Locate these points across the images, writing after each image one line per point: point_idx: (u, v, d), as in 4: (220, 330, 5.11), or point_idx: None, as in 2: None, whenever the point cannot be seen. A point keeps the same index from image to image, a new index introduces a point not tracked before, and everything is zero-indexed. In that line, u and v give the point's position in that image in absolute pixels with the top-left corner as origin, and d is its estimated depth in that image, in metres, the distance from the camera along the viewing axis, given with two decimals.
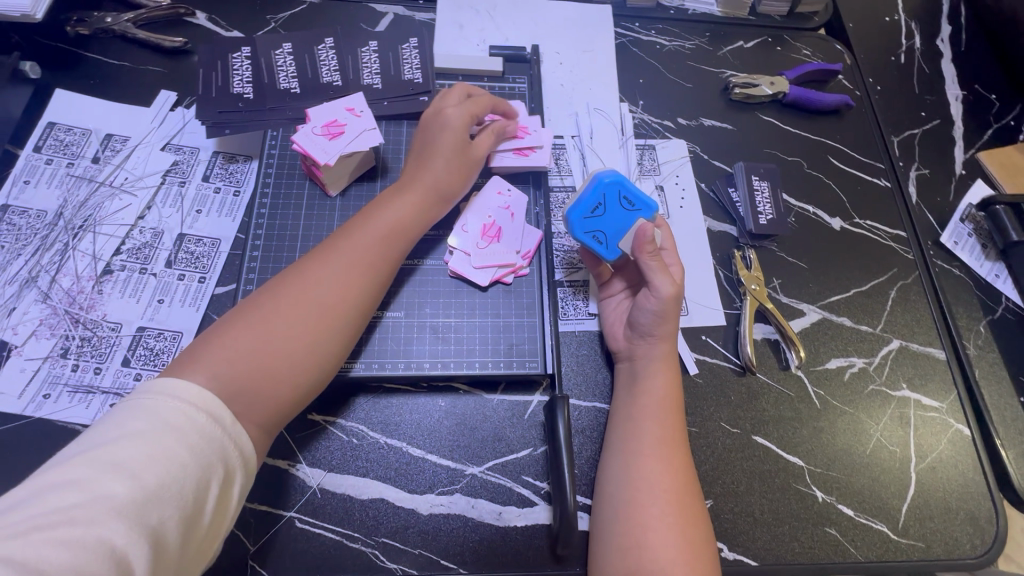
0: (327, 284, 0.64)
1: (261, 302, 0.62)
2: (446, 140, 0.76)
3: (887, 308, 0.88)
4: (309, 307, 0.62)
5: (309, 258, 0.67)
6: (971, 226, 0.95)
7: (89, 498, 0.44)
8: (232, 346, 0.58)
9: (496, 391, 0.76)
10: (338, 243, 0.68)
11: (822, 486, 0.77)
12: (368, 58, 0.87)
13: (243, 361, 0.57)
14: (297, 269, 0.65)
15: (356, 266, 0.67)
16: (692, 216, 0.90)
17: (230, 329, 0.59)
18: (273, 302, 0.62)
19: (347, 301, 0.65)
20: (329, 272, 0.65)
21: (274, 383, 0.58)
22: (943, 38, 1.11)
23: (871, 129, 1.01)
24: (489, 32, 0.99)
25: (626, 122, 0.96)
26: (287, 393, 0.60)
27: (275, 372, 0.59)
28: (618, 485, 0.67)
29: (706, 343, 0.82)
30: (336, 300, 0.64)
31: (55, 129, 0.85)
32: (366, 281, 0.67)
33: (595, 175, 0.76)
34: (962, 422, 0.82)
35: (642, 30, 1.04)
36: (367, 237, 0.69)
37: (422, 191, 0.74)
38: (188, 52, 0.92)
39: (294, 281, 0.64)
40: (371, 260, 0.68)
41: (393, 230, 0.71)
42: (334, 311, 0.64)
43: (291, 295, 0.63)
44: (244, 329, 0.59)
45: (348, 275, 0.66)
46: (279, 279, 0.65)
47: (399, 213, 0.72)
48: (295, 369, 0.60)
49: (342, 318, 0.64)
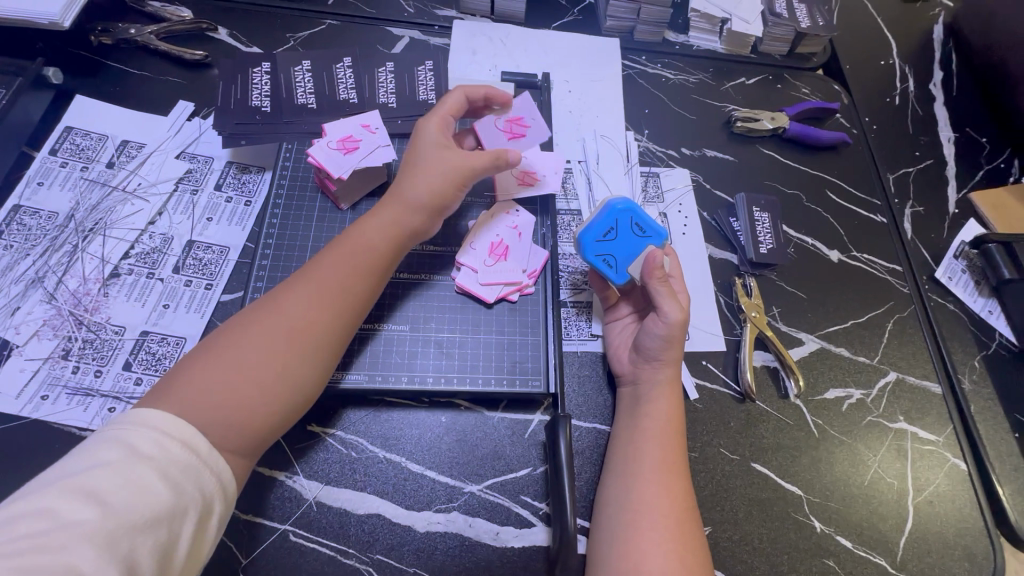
0: (301, 307, 0.64)
1: (233, 330, 0.62)
2: (429, 158, 0.75)
3: (884, 341, 0.89)
4: (282, 331, 0.62)
5: (287, 283, 0.66)
6: (964, 263, 0.97)
7: (59, 525, 0.45)
8: (203, 374, 0.57)
9: (497, 409, 0.76)
10: (314, 267, 0.68)
11: (820, 517, 0.76)
12: (384, 78, 0.90)
13: (215, 389, 0.57)
14: (274, 295, 0.65)
15: (331, 290, 0.66)
16: (694, 243, 0.92)
17: (203, 359, 0.59)
18: (246, 328, 0.62)
19: (321, 322, 0.64)
20: (303, 297, 0.65)
21: (248, 408, 0.58)
22: (936, 83, 1.16)
23: (867, 167, 1.04)
24: (501, 58, 1.02)
25: (632, 150, 0.98)
26: (264, 416, 0.59)
27: (248, 398, 0.58)
28: (616, 508, 0.67)
29: (707, 368, 0.83)
30: (310, 321, 0.63)
31: (72, 134, 0.86)
32: (345, 304, 0.66)
33: (607, 202, 0.78)
34: (958, 456, 0.83)
35: (648, 63, 1.08)
36: (344, 261, 0.68)
37: (396, 204, 0.73)
38: (208, 65, 0.94)
39: (266, 308, 0.64)
40: (350, 282, 0.67)
41: (374, 249, 0.70)
42: (309, 333, 0.63)
43: (263, 320, 0.62)
44: (215, 357, 0.59)
45: (325, 299, 0.65)
46: (255, 305, 0.64)
47: (379, 230, 0.71)
48: (268, 392, 0.59)
49: (317, 338, 0.63)
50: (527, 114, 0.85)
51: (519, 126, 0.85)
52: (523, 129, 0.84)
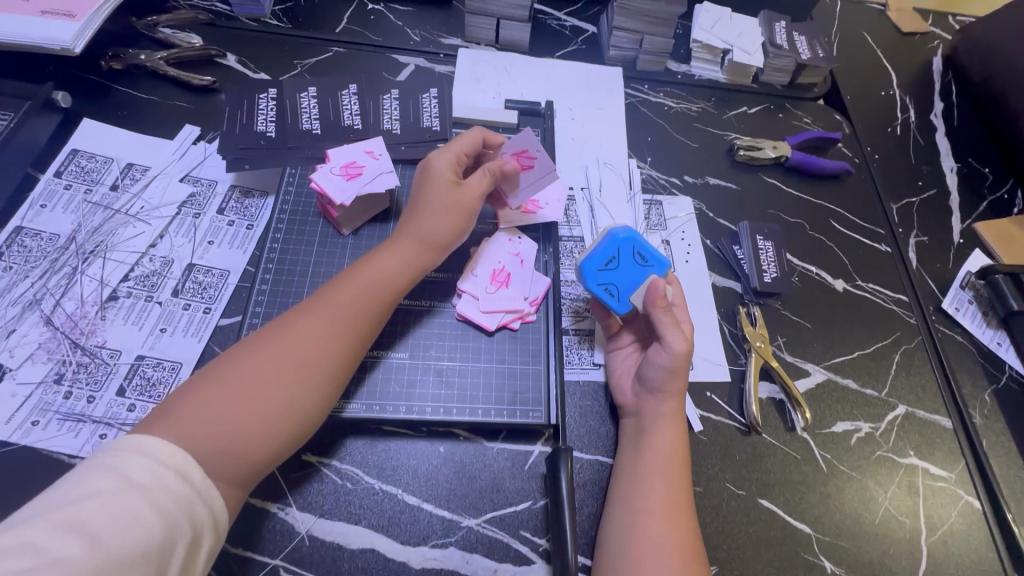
0: (311, 337, 0.63)
1: (240, 355, 0.61)
2: (439, 189, 0.75)
3: (892, 373, 0.88)
4: (290, 360, 0.61)
5: (297, 309, 0.66)
6: (971, 294, 0.96)
7: (44, 562, 0.42)
8: (206, 401, 0.56)
9: (497, 439, 0.75)
10: (327, 295, 0.67)
11: (830, 556, 0.74)
12: (389, 104, 0.91)
13: (217, 417, 0.56)
14: (283, 321, 0.65)
15: (341, 319, 0.65)
16: (698, 270, 0.91)
17: (207, 384, 0.58)
18: (253, 355, 0.61)
19: (330, 354, 0.63)
20: (312, 325, 0.64)
21: (249, 438, 0.57)
22: (937, 114, 1.17)
23: (870, 196, 1.04)
24: (505, 86, 1.04)
25: (634, 177, 0.98)
26: (264, 447, 0.58)
27: (250, 428, 0.57)
28: (620, 546, 0.64)
29: (712, 399, 0.81)
30: (319, 352, 0.63)
31: (78, 157, 0.87)
32: (353, 334, 0.66)
33: (608, 230, 0.77)
34: (972, 494, 0.81)
35: (650, 92, 1.09)
36: (354, 290, 0.68)
37: (411, 240, 0.74)
38: (215, 90, 0.95)
39: (275, 334, 0.63)
40: (359, 311, 0.67)
41: (386, 279, 0.70)
42: (316, 364, 0.62)
43: (272, 347, 0.62)
44: (220, 383, 0.58)
45: (334, 328, 0.65)
46: (264, 331, 0.64)
47: (391, 260, 0.72)
48: (271, 423, 0.58)
49: (324, 369, 0.62)
50: (530, 145, 0.82)
51: (524, 157, 0.82)
52: (530, 160, 0.81)
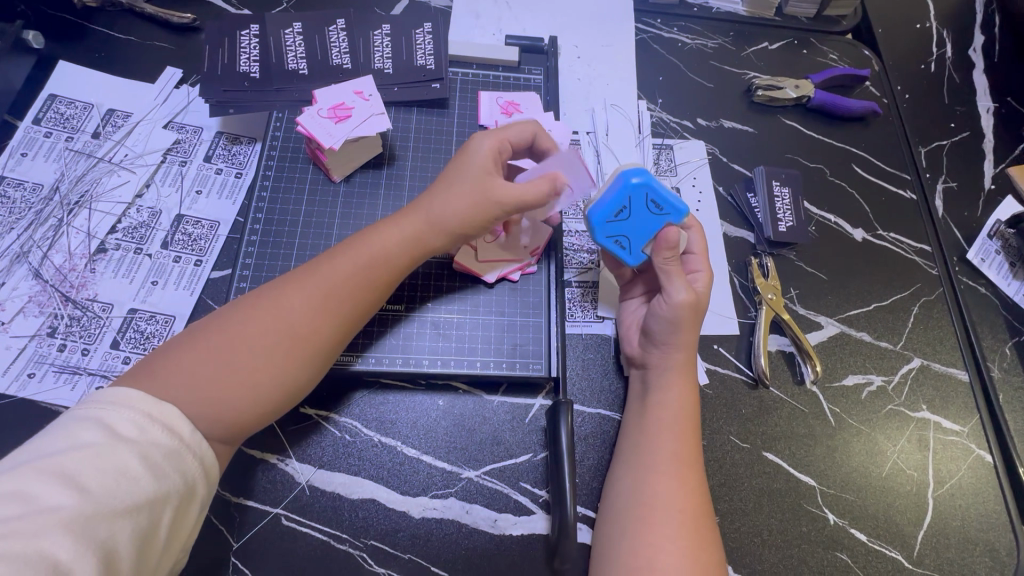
0: (302, 308, 0.59)
1: (232, 316, 0.58)
2: (462, 173, 0.68)
3: (908, 326, 0.84)
4: (277, 331, 0.57)
5: (294, 274, 0.62)
6: (999, 243, 0.91)
7: (30, 510, 0.42)
8: (189, 362, 0.54)
9: (496, 393, 0.73)
10: (324, 262, 0.63)
11: (834, 509, 0.73)
12: (380, 41, 0.84)
13: (198, 382, 0.53)
14: (279, 285, 0.61)
15: (336, 288, 0.61)
16: (709, 220, 0.87)
17: (192, 343, 0.56)
18: (242, 319, 0.57)
19: (322, 332, 0.59)
20: (305, 293, 0.60)
21: (229, 403, 0.54)
22: (977, 48, 1.07)
23: (898, 139, 0.97)
24: (507, 21, 0.96)
25: (643, 120, 0.92)
26: (244, 415, 0.55)
27: (232, 393, 0.54)
28: (623, 499, 0.63)
29: (719, 353, 0.79)
30: (312, 323, 0.59)
31: (56, 102, 0.83)
32: (348, 306, 0.61)
33: (619, 174, 0.68)
34: (984, 448, 0.78)
35: (664, 26, 1.00)
36: (353, 254, 0.64)
37: (420, 220, 0.67)
38: (196, 29, 0.89)
39: (266, 300, 0.59)
40: (357, 279, 0.62)
41: (388, 251, 0.65)
42: (307, 340, 0.58)
43: (265, 314, 0.58)
44: (204, 345, 0.55)
45: (326, 299, 0.60)
46: (258, 293, 0.60)
47: (398, 241, 0.65)
48: (257, 392, 0.56)
49: (316, 345, 0.59)
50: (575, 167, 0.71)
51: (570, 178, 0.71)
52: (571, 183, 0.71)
